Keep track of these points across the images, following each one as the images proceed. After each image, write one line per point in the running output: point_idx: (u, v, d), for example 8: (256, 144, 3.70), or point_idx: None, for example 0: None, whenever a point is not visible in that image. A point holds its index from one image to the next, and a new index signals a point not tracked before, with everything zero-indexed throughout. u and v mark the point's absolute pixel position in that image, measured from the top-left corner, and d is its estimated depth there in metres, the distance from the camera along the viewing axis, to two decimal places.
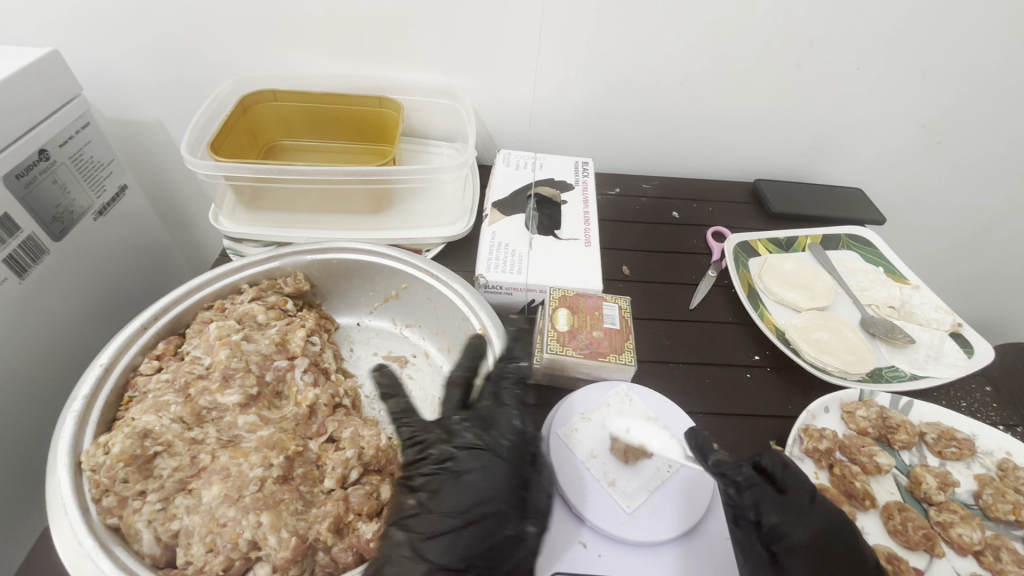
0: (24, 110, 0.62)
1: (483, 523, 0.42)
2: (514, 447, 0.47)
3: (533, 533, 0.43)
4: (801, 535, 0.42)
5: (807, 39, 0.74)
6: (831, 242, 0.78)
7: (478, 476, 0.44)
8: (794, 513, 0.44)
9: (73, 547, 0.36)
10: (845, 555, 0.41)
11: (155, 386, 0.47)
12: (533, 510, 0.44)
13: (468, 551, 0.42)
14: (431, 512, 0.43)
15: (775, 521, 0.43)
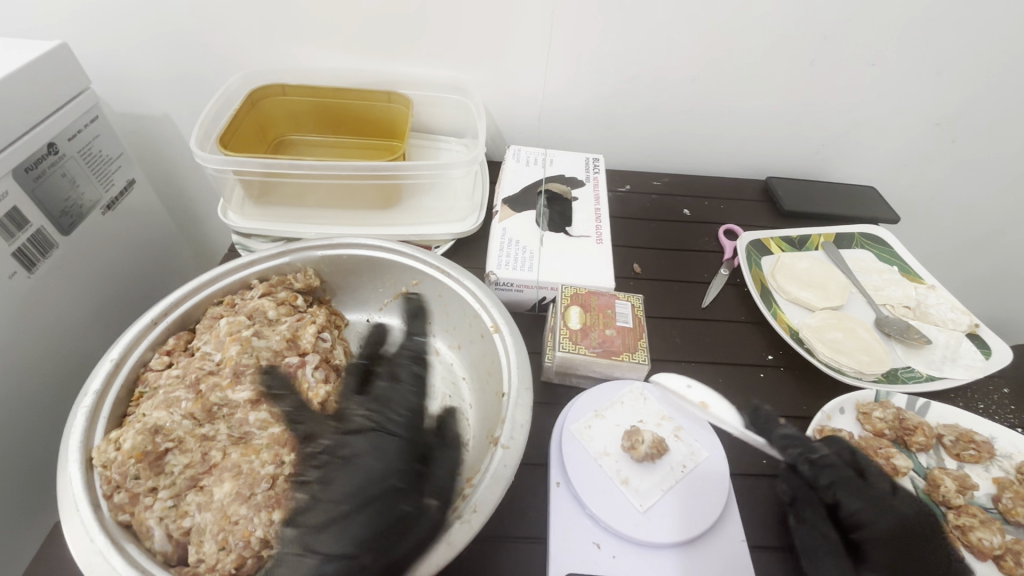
0: (33, 103, 0.62)
1: (379, 509, 0.43)
2: (410, 431, 0.51)
3: (433, 507, 0.43)
4: (881, 522, 0.44)
5: (822, 35, 0.73)
6: (846, 241, 0.77)
7: (367, 456, 0.47)
8: (876, 499, 0.45)
9: (85, 543, 0.36)
10: (924, 545, 0.43)
11: (165, 381, 0.46)
12: (433, 487, 0.45)
13: (362, 533, 0.41)
14: (322, 503, 0.43)
15: (853, 507, 0.45)
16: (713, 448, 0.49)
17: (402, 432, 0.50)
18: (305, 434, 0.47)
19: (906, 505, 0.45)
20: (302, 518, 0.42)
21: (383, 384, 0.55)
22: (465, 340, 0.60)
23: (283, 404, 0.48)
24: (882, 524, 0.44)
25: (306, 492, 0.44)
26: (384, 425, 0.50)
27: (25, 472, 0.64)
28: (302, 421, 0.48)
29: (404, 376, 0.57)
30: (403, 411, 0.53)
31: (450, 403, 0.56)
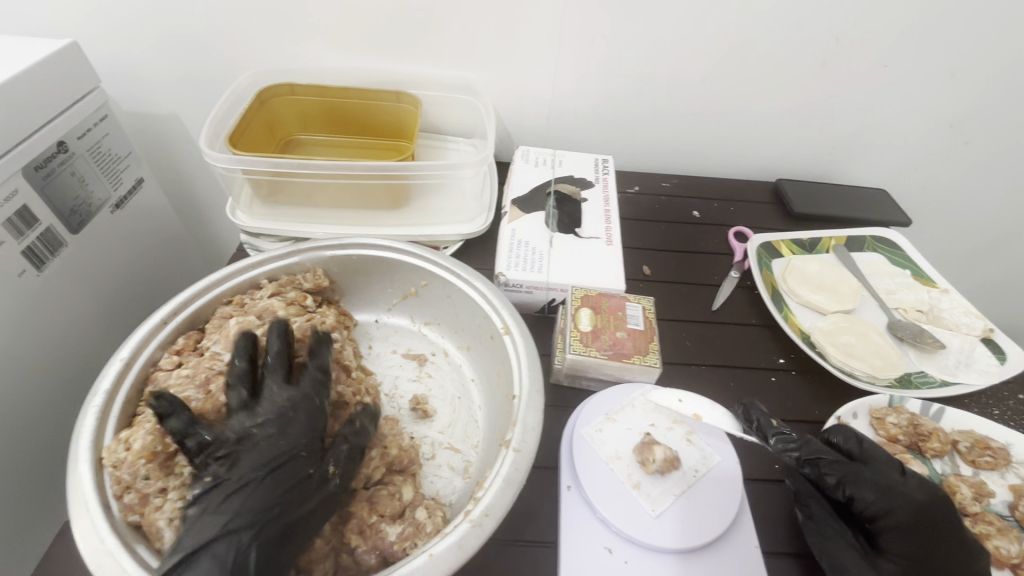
0: (43, 102, 0.62)
1: (280, 472, 0.40)
2: (313, 413, 0.45)
3: (334, 473, 0.42)
4: (895, 509, 0.44)
5: (834, 36, 0.72)
6: (857, 244, 0.77)
7: (271, 437, 0.42)
8: (886, 487, 0.46)
9: (95, 544, 0.36)
10: (942, 526, 0.44)
11: (175, 381, 0.46)
12: (337, 451, 0.43)
13: (262, 501, 0.39)
14: (226, 481, 0.40)
15: (866, 499, 0.45)
16: (724, 452, 0.49)
17: (303, 411, 0.44)
18: (202, 443, 0.41)
19: (914, 487, 0.46)
20: (205, 497, 0.39)
21: (276, 385, 0.46)
22: (474, 341, 0.59)
23: (172, 423, 0.41)
24: (898, 512, 0.44)
25: (210, 477, 0.40)
26: (285, 410, 0.44)
27: (33, 471, 0.65)
28: (196, 433, 0.41)
29: (304, 380, 0.47)
30: (303, 399, 0.45)
31: (459, 405, 0.56)
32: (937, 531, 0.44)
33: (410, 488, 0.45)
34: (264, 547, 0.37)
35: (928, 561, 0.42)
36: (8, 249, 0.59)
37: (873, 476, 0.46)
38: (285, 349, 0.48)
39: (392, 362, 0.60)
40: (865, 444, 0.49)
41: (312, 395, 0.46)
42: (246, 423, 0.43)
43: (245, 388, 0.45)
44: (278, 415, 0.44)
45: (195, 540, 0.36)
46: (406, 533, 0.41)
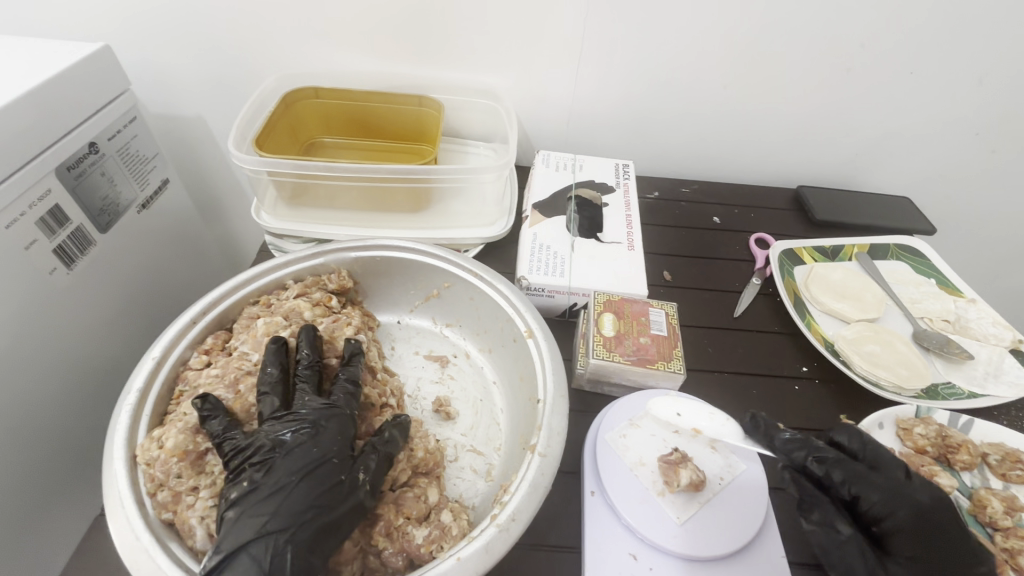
0: (76, 105, 0.63)
1: (316, 474, 0.40)
2: (343, 419, 0.44)
3: (365, 479, 0.41)
4: (901, 512, 0.43)
5: (858, 43, 0.72)
6: (881, 252, 0.76)
7: (304, 443, 0.41)
8: (892, 488, 0.44)
9: (130, 541, 0.36)
10: (946, 530, 0.42)
11: (205, 381, 0.47)
12: (367, 458, 0.42)
13: (301, 504, 0.38)
14: (262, 485, 0.39)
15: (873, 500, 0.44)
16: (749, 461, 0.48)
17: (330, 419, 0.44)
18: (235, 446, 0.41)
19: (920, 489, 0.44)
20: (243, 500, 0.38)
21: (308, 394, 0.46)
22: (496, 344, 0.59)
23: (212, 425, 0.43)
24: (903, 514, 0.43)
25: (246, 482, 0.39)
26: (315, 416, 0.43)
27: (66, 469, 0.66)
28: (233, 436, 0.42)
29: (335, 389, 0.47)
30: (332, 407, 0.45)
31: (481, 407, 0.56)
32: (945, 533, 0.42)
33: (434, 491, 0.45)
34: (301, 548, 0.36)
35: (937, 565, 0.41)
36: (41, 247, 0.60)
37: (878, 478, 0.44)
38: (315, 356, 0.50)
39: (415, 363, 0.60)
40: (872, 443, 0.47)
41: (346, 406, 0.46)
42: (279, 429, 0.42)
43: (276, 396, 0.46)
44: (309, 422, 0.43)
45: (236, 541, 0.36)
46: (432, 535, 0.41)
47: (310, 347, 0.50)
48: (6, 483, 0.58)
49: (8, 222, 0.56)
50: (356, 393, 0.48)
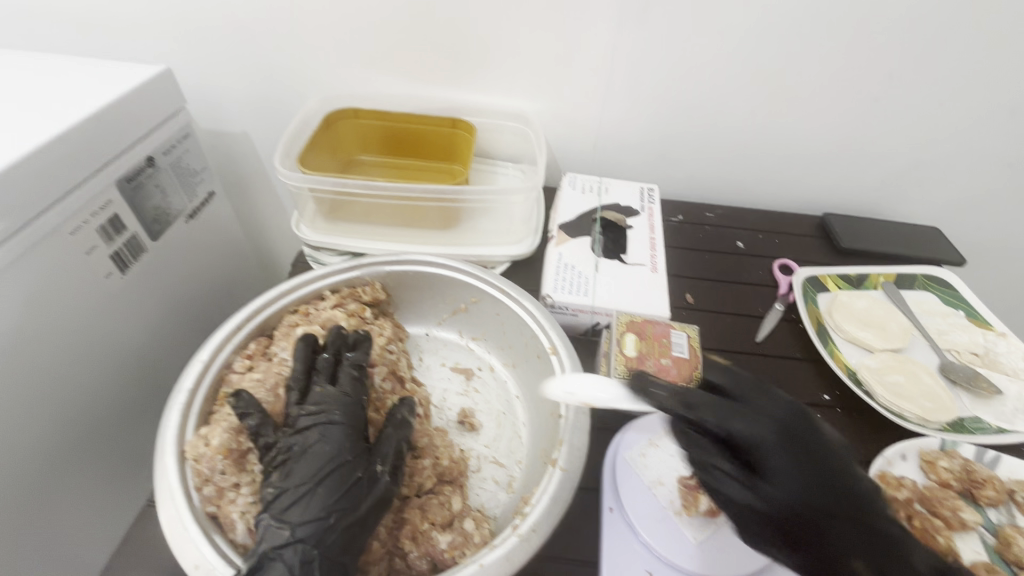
0: (138, 122, 0.69)
1: (333, 475, 0.41)
2: (353, 411, 0.46)
3: (383, 472, 0.42)
4: (765, 434, 0.43)
5: (883, 75, 0.73)
6: (908, 282, 0.75)
7: (319, 445, 0.43)
8: (769, 420, 0.44)
9: (179, 531, 0.39)
10: (803, 443, 0.44)
11: (248, 383, 0.49)
12: (381, 453, 0.44)
13: (326, 502, 0.40)
14: (286, 489, 0.41)
15: (740, 429, 0.43)
16: None
17: (344, 414, 0.45)
18: (267, 443, 0.44)
19: (776, 407, 0.45)
20: (271, 506, 0.40)
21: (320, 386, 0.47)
22: (521, 359, 0.61)
23: (248, 423, 0.44)
24: (768, 435, 0.43)
25: (270, 488, 0.41)
26: (326, 410, 0.45)
27: (116, 464, 0.71)
28: (266, 436, 0.45)
29: (342, 374, 0.49)
30: (342, 397, 0.47)
31: (504, 421, 0.57)
32: (817, 445, 0.44)
33: (459, 499, 0.46)
34: (330, 551, 0.38)
35: (812, 477, 0.43)
36: (100, 253, 0.65)
37: (752, 410, 0.45)
38: (335, 353, 0.51)
39: (442, 375, 0.62)
40: (741, 378, 0.48)
41: (355, 393, 0.48)
42: (297, 429, 0.45)
43: (298, 390, 0.48)
44: (322, 421, 0.45)
45: (270, 544, 0.38)
46: (456, 542, 0.42)
47: (335, 346, 0.51)
48: (61, 473, 0.63)
49: (72, 229, 0.61)
50: (362, 378, 0.50)
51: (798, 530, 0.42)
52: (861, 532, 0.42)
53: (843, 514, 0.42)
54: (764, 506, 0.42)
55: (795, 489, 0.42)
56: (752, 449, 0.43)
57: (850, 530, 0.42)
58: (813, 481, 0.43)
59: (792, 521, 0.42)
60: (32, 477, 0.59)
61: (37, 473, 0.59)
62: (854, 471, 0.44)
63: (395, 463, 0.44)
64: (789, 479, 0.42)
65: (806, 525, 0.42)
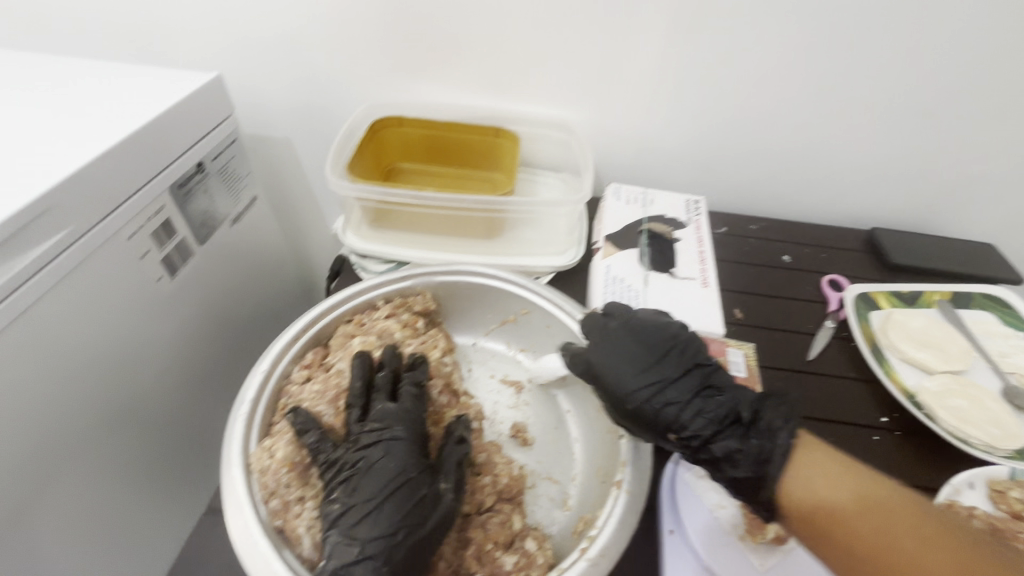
0: (192, 127, 0.70)
1: (399, 492, 0.41)
2: (414, 427, 0.46)
3: (448, 490, 0.43)
4: (590, 355, 0.50)
5: (942, 86, 0.71)
6: (964, 301, 0.73)
7: (383, 460, 0.43)
8: (608, 342, 0.49)
9: (250, 545, 0.39)
10: (634, 353, 0.48)
11: (308, 395, 0.50)
12: (446, 470, 0.45)
13: (395, 519, 0.40)
14: (352, 505, 0.41)
15: (578, 358, 0.51)
16: None
17: (407, 430, 0.46)
18: (327, 459, 0.45)
19: (605, 331, 0.50)
20: (339, 521, 0.40)
21: (382, 402, 0.48)
22: (571, 372, 0.60)
23: (308, 438, 0.45)
24: (592, 355, 0.50)
25: (335, 504, 0.41)
26: (389, 425, 0.45)
27: (157, 464, 0.73)
28: (327, 450, 0.45)
29: (403, 393, 0.50)
30: (403, 413, 0.47)
31: (558, 436, 0.56)
32: (654, 350, 0.48)
33: (519, 518, 0.46)
34: (397, 567, 0.39)
35: (654, 383, 0.46)
36: (152, 257, 0.67)
37: (596, 343, 0.50)
38: (393, 367, 0.52)
39: (491, 388, 0.61)
40: (595, 318, 0.53)
41: (415, 410, 0.48)
42: (360, 445, 0.45)
43: (359, 407, 0.49)
44: (386, 436, 0.45)
45: (339, 562, 0.38)
46: (520, 563, 0.42)
47: (391, 361, 0.52)
48: (108, 472, 0.64)
49: (129, 234, 0.62)
50: (421, 395, 0.50)
51: (651, 424, 0.46)
52: (699, 410, 0.45)
53: (682, 400, 0.46)
54: (618, 414, 0.48)
55: (636, 392, 0.46)
56: (597, 372, 0.49)
57: (689, 412, 0.45)
58: (652, 381, 0.47)
59: (645, 420, 0.46)
60: (77, 477, 0.60)
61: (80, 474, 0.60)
62: (689, 363, 0.48)
63: (458, 481, 0.44)
64: (630, 386, 0.47)
65: (656, 419, 0.46)
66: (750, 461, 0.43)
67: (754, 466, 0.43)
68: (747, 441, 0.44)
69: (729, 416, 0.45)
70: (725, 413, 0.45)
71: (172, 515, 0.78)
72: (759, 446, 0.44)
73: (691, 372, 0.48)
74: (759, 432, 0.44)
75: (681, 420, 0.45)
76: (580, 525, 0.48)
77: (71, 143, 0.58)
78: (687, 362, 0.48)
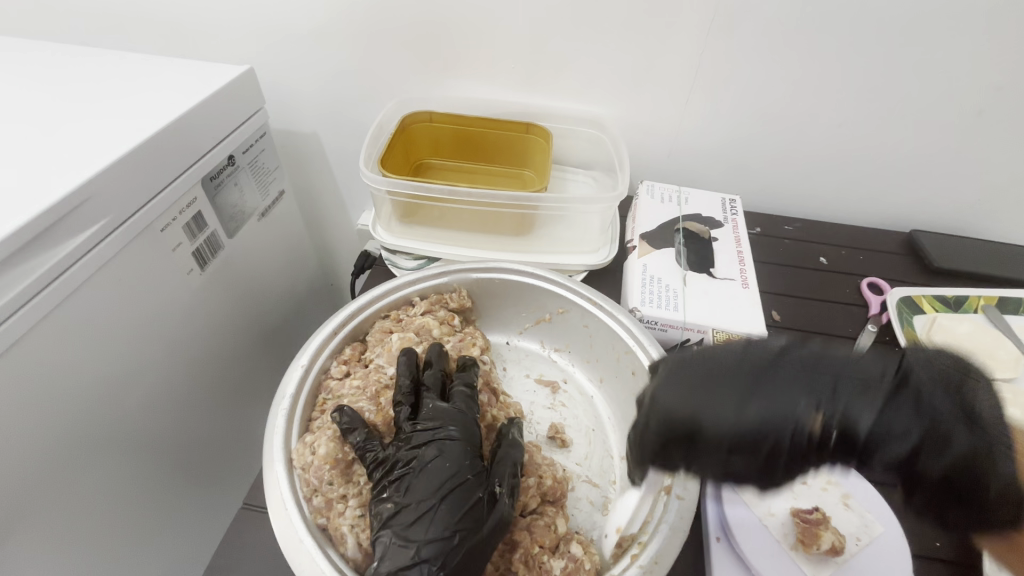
0: (222, 121, 0.69)
1: (454, 494, 0.41)
2: (467, 428, 0.47)
3: (503, 493, 0.42)
4: (681, 417, 0.38)
5: (993, 85, 0.68)
6: (1012, 306, 0.71)
7: (437, 460, 0.43)
8: (694, 389, 0.38)
9: (296, 544, 0.39)
10: (743, 397, 0.37)
11: (348, 391, 0.50)
12: (498, 473, 0.44)
13: (450, 520, 0.40)
14: (406, 506, 0.41)
15: (668, 422, 0.38)
16: (887, 521, 0.46)
17: (459, 430, 0.46)
18: (376, 458, 0.45)
19: (679, 380, 0.39)
20: (393, 520, 0.41)
21: (433, 402, 0.49)
22: (609, 374, 0.60)
23: (354, 437, 0.46)
24: (687, 417, 0.38)
25: (389, 504, 0.42)
26: (442, 426, 0.46)
27: (189, 457, 0.73)
28: (375, 448, 0.45)
29: (455, 393, 0.50)
30: (455, 413, 0.48)
31: (595, 438, 0.56)
32: (739, 364, 0.39)
33: (562, 521, 0.46)
34: (453, 572, 0.38)
35: (792, 417, 0.36)
36: (183, 250, 0.66)
37: (680, 393, 0.39)
38: (440, 366, 0.53)
39: (527, 387, 0.61)
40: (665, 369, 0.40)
41: (466, 409, 0.49)
42: (411, 445, 0.45)
43: (408, 405, 0.49)
44: (440, 437, 0.45)
45: (394, 564, 0.38)
46: (569, 568, 0.41)
47: (438, 360, 0.54)
48: (139, 469, 0.64)
49: (163, 226, 0.62)
50: (473, 396, 0.51)
51: (792, 445, 0.37)
52: (844, 398, 0.37)
53: (819, 394, 0.37)
54: (753, 465, 0.38)
55: (756, 419, 0.37)
56: (691, 415, 0.38)
57: (834, 404, 0.37)
58: (767, 398, 0.37)
59: (783, 443, 0.37)
60: (107, 474, 0.59)
61: (111, 471, 0.60)
62: (802, 370, 0.38)
63: (513, 484, 0.44)
64: (746, 418, 0.37)
65: (796, 437, 0.37)
66: (938, 437, 0.35)
67: (947, 441, 0.35)
68: (934, 415, 0.35)
69: (883, 386, 0.37)
70: (876, 386, 0.37)
71: (206, 507, 0.78)
72: (941, 414, 0.35)
73: (815, 377, 0.37)
74: (934, 396, 0.36)
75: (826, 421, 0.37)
76: (621, 542, 0.45)
77: (107, 134, 0.57)
78: (781, 355, 0.39)
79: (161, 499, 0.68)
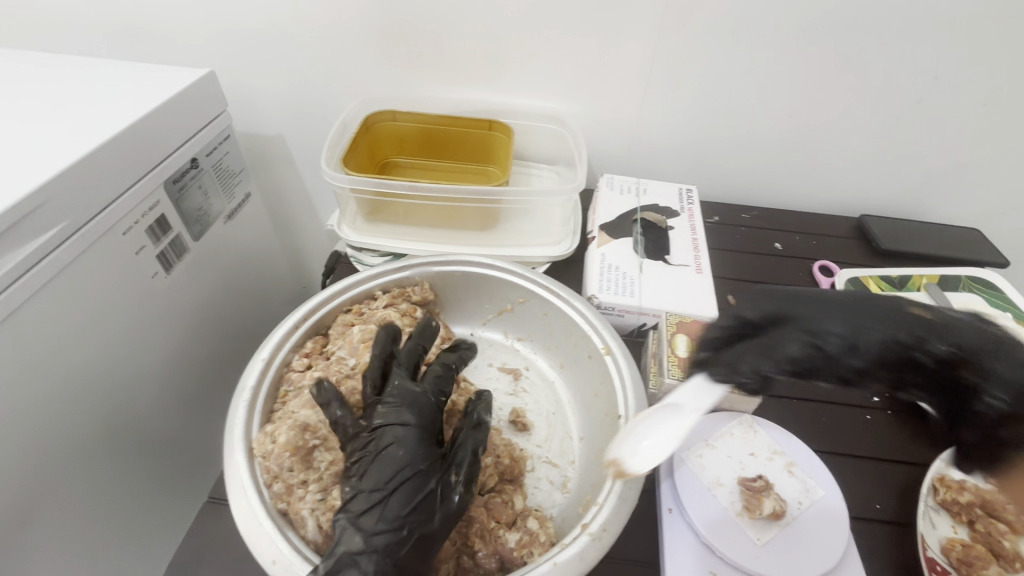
0: (184, 124, 0.69)
1: (407, 481, 0.43)
2: (423, 414, 0.47)
3: (454, 480, 0.44)
4: (772, 303, 0.40)
5: (929, 74, 0.72)
6: (951, 283, 0.74)
7: (393, 446, 0.45)
8: (785, 289, 0.41)
9: (255, 527, 0.41)
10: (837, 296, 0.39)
11: (308, 381, 0.52)
12: (453, 460, 0.46)
13: (400, 511, 0.41)
14: (360, 492, 0.43)
15: (764, 308, 0.40)
16: (828, 486, 0.49)
17: (416, 416, 0.47)
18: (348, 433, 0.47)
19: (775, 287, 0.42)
20: (348, 506, 0.43)
21: (400, 381, 0.50)
22: (568, 359, 0.62)
23: (334, 409, 0.48)
24: (777, 302, 0.40)
25: (348, 489, 0.43)
26: (399, 412, 0.47)
27: (156, 463, 0.73)
28: (344, 426, 0.47)
29: (426, 375, 0.52)
30: (415, 397, 0.48)
31: (555, 420, 0.59)
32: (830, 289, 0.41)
33: (518, 497, 0.49)
34: (404, 558, 0.41)
35: (883, 311, 0.37)
36: (148, 254, 0.66)
37: (769, 291, 0.41)
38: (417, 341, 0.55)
39: (489, 374, 0.63)
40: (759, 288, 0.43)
41: (430, 393, 0.50)
42: (372, 430, 0.47)
43: (377, 383, 0.51)
44: (396, 423, 0.46)
45: (347, 549, 0.40)
46: (523, 540, 0.44)
47: (422, 334, 0.56)
48: (106, 475, 0.64)
49: (124, 230, 0.62)
50: (441, 377, 0.52)
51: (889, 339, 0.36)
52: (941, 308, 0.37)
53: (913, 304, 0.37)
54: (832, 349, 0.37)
55: (850, 314, 0.37)
56: (779, 305, 0.39)
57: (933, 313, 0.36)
58: (862, 299, 0.38)
59: (874, 337, 0.36)
60: (71, 483, 0.59)
61: (75, 478, 0.59)
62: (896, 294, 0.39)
63: (470, 471, 0.45)
64: (843, 313, 0.37)
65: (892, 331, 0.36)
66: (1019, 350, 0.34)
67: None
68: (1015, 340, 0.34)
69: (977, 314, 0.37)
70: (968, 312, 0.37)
71: (175, 511, 0.78)
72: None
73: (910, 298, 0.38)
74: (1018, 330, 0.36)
75: (923, 322, 0.36)
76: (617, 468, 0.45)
77: (65, 139, 0.57)
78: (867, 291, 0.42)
79: (128, 505, 0.68)
